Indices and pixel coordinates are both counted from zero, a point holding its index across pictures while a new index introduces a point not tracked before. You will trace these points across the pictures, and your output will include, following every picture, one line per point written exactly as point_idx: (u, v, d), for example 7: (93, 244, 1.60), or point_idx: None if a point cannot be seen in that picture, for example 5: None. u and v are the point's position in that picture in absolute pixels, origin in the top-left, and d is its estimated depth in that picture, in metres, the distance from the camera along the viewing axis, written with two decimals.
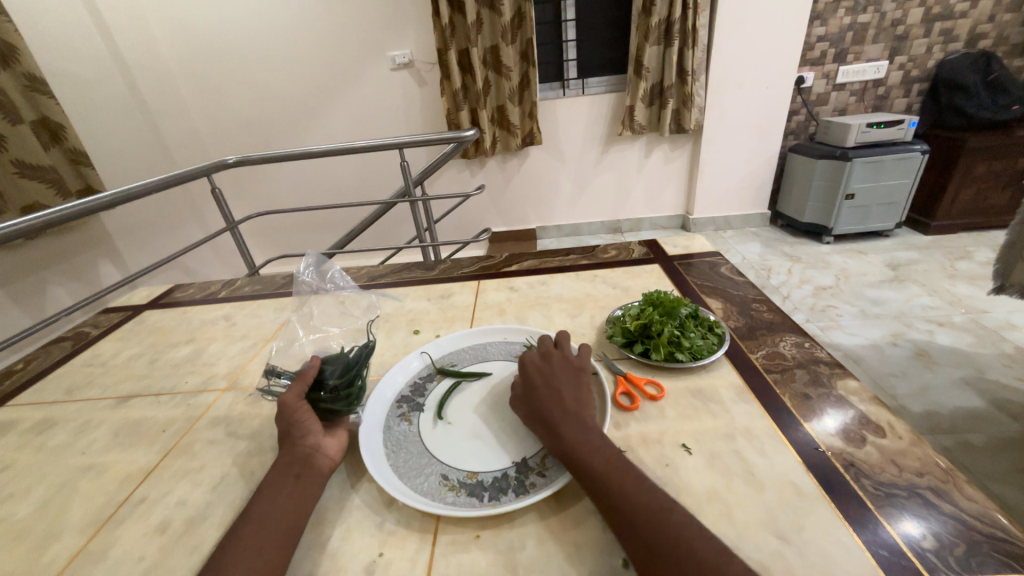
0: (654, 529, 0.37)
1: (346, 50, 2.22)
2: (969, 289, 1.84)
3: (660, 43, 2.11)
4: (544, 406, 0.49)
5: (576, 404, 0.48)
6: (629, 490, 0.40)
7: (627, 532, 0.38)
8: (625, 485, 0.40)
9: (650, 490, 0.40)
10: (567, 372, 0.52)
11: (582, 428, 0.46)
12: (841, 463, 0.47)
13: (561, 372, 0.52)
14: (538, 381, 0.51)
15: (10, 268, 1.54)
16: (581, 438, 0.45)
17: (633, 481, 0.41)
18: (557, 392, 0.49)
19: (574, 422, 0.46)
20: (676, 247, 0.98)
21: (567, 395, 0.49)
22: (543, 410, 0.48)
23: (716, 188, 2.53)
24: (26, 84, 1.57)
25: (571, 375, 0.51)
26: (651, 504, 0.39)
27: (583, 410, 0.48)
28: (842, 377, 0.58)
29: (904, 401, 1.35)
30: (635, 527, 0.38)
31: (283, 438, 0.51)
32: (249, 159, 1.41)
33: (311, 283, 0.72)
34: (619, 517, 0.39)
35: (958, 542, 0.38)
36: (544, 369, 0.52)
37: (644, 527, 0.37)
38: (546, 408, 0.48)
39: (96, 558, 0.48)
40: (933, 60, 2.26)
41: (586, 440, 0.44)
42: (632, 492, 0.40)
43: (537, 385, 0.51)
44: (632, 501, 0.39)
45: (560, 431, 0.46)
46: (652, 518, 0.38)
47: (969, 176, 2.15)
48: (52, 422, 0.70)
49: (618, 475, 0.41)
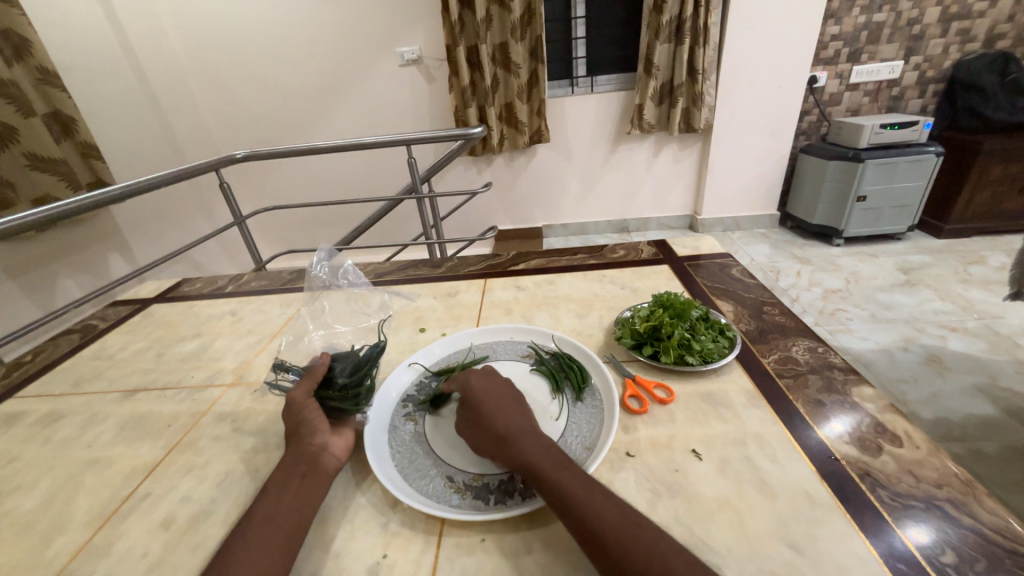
0: (624, 545, 0.36)
1: (355, 46, 2.22)
2: (983, 294, 1.81)
3: (670, 41, 2.09)
4: (490, 418, 0.47)
5: (523, 420, 0.47)
6: (596, 504, 0.39)
7: (595, 549, 0.37)
8: (591, 497, 0.40)
9: (617, 504, 0.39)
10: (509, 389, 0.51)
11: (535, 441, 0.45)
12: (856, 472, 0.45)
13: (505, 389, 0.51)
14: (482, 392, 0.50)
15: (23, 259, 1.55)
16: (536, 453, 0.44)
17: (598, 496, 0.40)
18: (504, 405, 0.49)
19: (528, 439, 0.45)
20: (685, 248, 0.97)
21: (510, 410, 0.48)
22: (488, 422, 0.47)
23: (725, 188, 2.50)
24: (39, 78, 1.59)
25: (511, 392, 0.51)
26: (621, 517, 0.38)
27: (531, 425, 0.47)
28: (857, 383, 0.57)
29: (915, 407, 1.33)
30: (603, 543, 0.37)
31: (291, 435, 0.51)
32: (257, 153, 1.40)
33: (324, 278, 0.72)
34: (587, 532, 0.38)
35: (978, 557, 0.37)
36: (489, 381, 0.52)
37: (614, 543, 0.36)
38: (491, 421, 0.47)
39: (100, 554, 0.47)
40: (950, 60, 2.22)
41: (541, 456, 0.43)
42: (599, 507, 0.39)
43: (481, 396, 0.50)
44: (601, 514, 0.38)
45: (511, 446, 0.45)
46: (622, 534, 0.37)
47: (984, 179, 2.11)
48: (60, 415, 0.70)
49: (584, 489, 0.40)
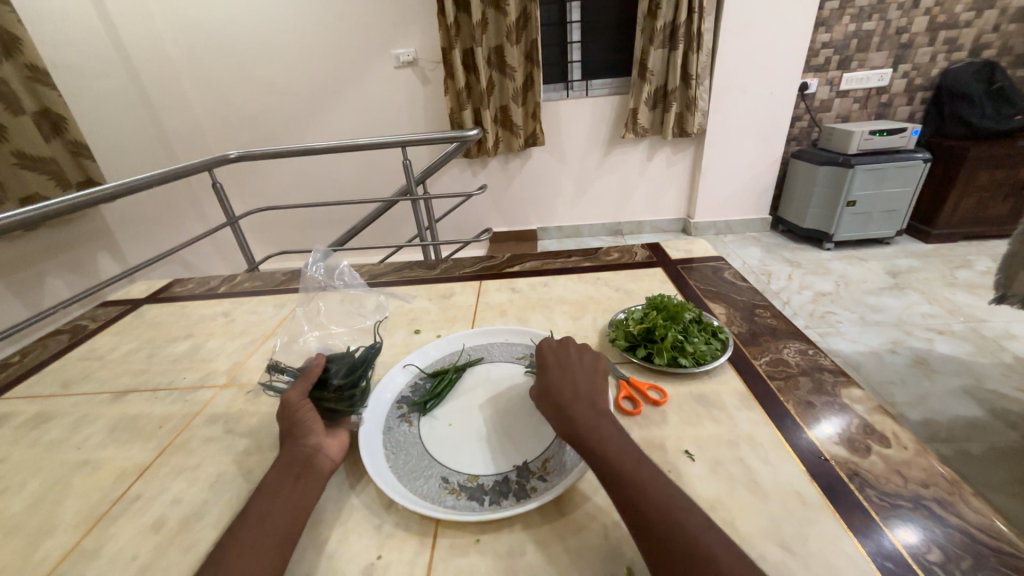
0: (666, 524, 0.36)
1: (350, 48, 2.22)
2: (969, 298, 1.84)
3: (664, 46, 2.11)
4: (555, 385, 0.50)
5: (590, 390, 0.49)
6: (646, 482, 0.39)
7: (639, 524, 0.37)
8: (640, 476, 0.40)
9: (667, 487, 0.39)
10: (586, 361, 0.53)
11: (594, 411, 0.46)
12: (846, 473, 0.46)
13: (580, 360, 0.53)
14: (552, 364, 0.53)
15: (10, 259, 1.53)
16: (593, 422, 0.45)
17: (649, 475, 0.40)
18: (572, 374, 0.51)
19: (588, 408, 0.47)
20: (678, 251, 0.98)
21: (578, 379, 0.50)
22: (552, 389, 0.50)
23: (718, 192, 2.53)
24: (29, 75, 1.57)
25: (586, 362, 0.53)
26: (667, 498, 0.38)
27: (597, 396, 0.49)
28: (846, 385, 0.58)
29: (904, 409, 1.35)
30: (648, 519, 0.37)
31: (285, 436, 0.50)
32: (251, 153, 1.39)
33: (320, 278, 0.71)
34: (632, 507, 0.38)
35: (964, 555, 0.38)
36: (561, 353, 0.55)
37: (659, 521, 0.37)
38: (557, 389, 0.50)
39: (89, 557, 0.47)
40: (937, 68, 2.26)
41: (597, 427, 0.45)
42: (649, 485, 0.39)
43: (550, 367, 0.53)
44: (649, 495, 0.38)
45: (570, 413, 0.47)
46: (668, 516, 0.37)
47: (971, 185, 2.15)
48: (48, 416, 0.69)
49: (635, 467, 0.41)
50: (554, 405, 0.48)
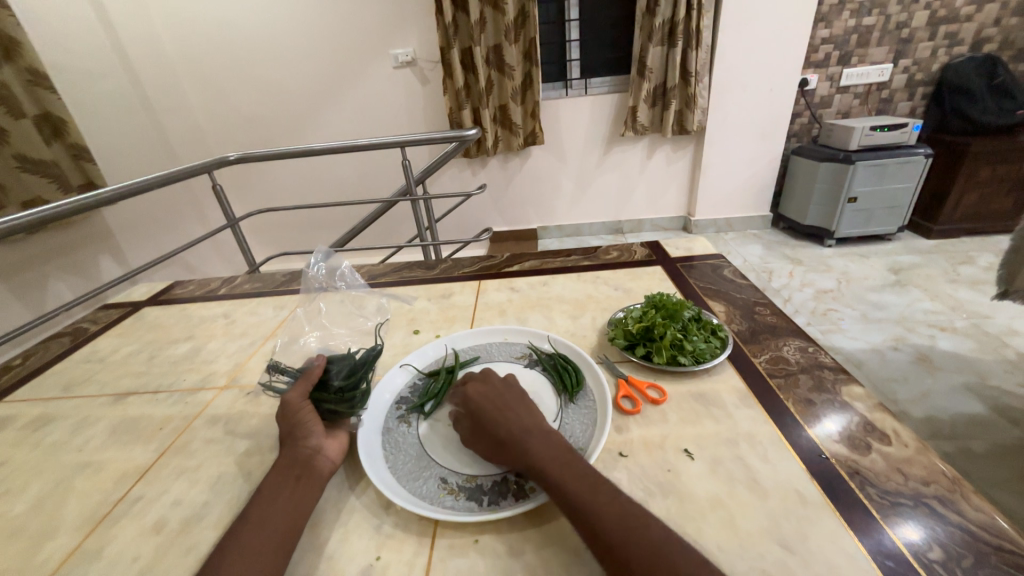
0: (633, 550, 0.36)
1: (349, 48, 2.22)
2: (972, 294, 1.83)
3: (663, 44, 2.11)
4: (497, 424, 0.46)
5: (532, 423, 0.46)
6: (603, 504, 0.39)
7: (604, 551, 0.37)
8: (597, 499, 0.39)
9: (625, 505, 0.39)
10: (514, 393, 0.50)
11: (545, 445, 0.44)
12: (846, 471, 0.46)
13: (511, 395, 0.50)
14: (486, 404, 0.49)
15: (12, 262, 1.53)
16: (544, 454, 0.43)
17: (605, 496, 0.40)
18: (510, 410, 0.48)
19: (536, 440, 0.45)
20: (678, 249, 0.97)
21: (518, 414, 0.47)
22: (499, 430, 0.46)
23: (718, 189, 2.52)
24: (29, 79, 1.57)
25: (516, 396, 0.50)
26: (629, 521, 0.38)
27: (539, 427, 0.46)
28: (847, 382, 0.58)
29: (906, 406, 1.34)
30: (611, 545, 0.37)
31: (285, 437, 0.50)
32: (250, 155, 1.39)
33: (321, 279, 0.72)
34: (596, 535, 0.38)
35: (965, 553, 0.38)
36: (488, 388, 0.51)
37: (621, 544, 0.36)
38: (498, 429, 0.46)
39: (90, 558, 0.47)
40: (938, 63, 2.25)
41: (552, 459, 0.43)
42: (605, 508, 0.39)
43: (483, 409, 0.48)
44: (607, 517, 0.38)
45: (520, 450, 0.44)
46: (629, 536, 0.37)
47: (973, 181, 2.14)
48: (49, 419, 0.70)
49: (591, 490, 0.40)
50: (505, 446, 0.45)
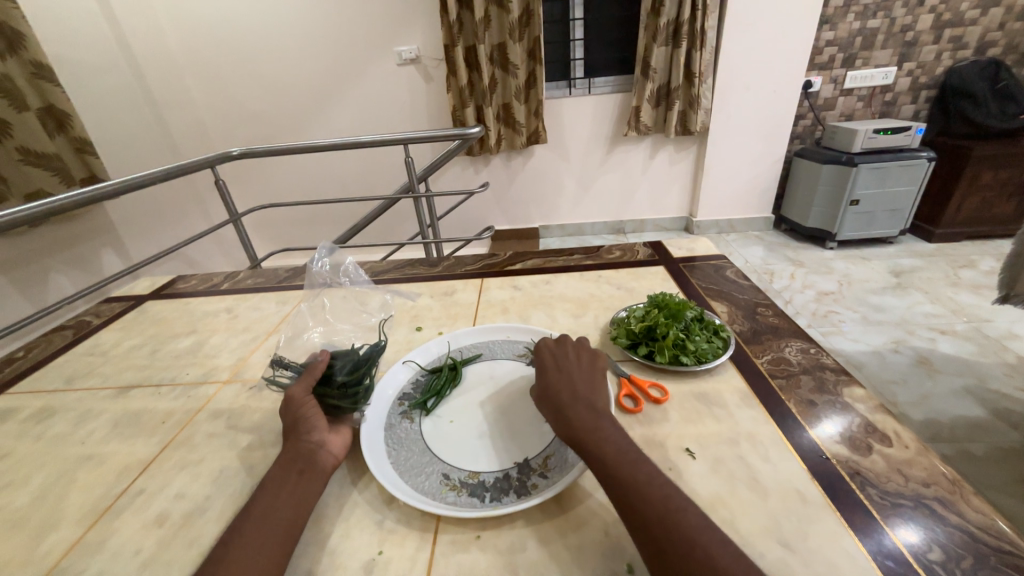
0: (666, 526, 0.36)
1: (353, 45, 2.22)
2: (973, 297, 1.83)
3: (667, 44, 2.10)
4: (553, 386, 0.50)
5: (587, 390, 0.49)
6: (644, 484, 0.39)
7: (639, 528, 0.37)
8: (637, 478, 0.40)
9: (665, 487, 0.39)
10: (583, 360, 0.54)
11: (591, 413, 0.46)
12: (847, 472, 0.46)
13: (580, 361, 0.53)
14: (551, 367, 0.53)
15: (14, 255, 1.54)
16: (590, 422, 0.45)
17: (645, 475, 0.40)
18: (569, 375, 0.51)
19: (586, 407, 0.47)
20: (680, 249, 0.97)
21: (576, 379, 0.51)
22: (551, 391, 0.50)
23: (721, 190, 2.52)
24: (33, 72, 1.57)
25: (584, 363, 0.53)
26: (665, 500, 0.38)
27: (595, 396, 0.49)
28: (848, 384, 0.58)
29: (906, 408, 1.34)
30: (648, 522, 0.37)
31: (288, 431, 0.51)
32: (254, 151, 1.39)
33: (325, 275, 0.72)
34: (632, 510, 0.38)
35: (964, 554, 0.38)
36: (559, 353, 0.55)
37: (658, 523, 0.36)
38: (555, 390, 0.50)
39: (93, 550, 0.47)
40: (943, 67, 2.25)
41: (596, 429, 0.45)
42: (646, 486, 0.39)
43: (550, 369, 0.53)
44: (648, 497, 0.38)
45: (567, 414, 0.47)
46: (667, 518, 0.37)
47: (975, 185, 2.14)
48: (52, 411, 0.70)
49: (632, 468, 0.41)
50: (553, 407, 0.49)
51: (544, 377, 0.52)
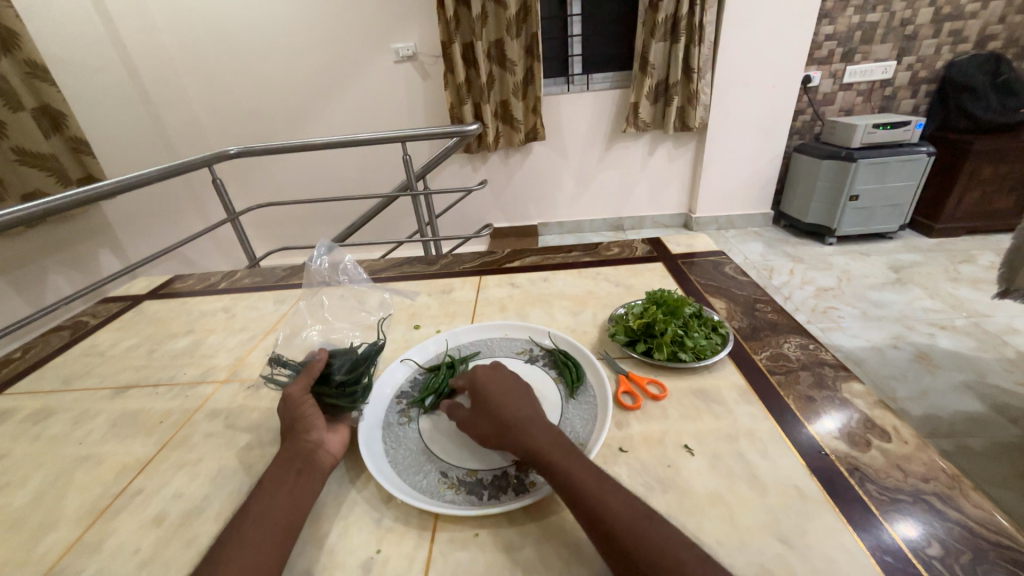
0: (638, 538, 0.36)
1: (349, 43, 2.21)
2: (972, 292, 1.83)
3: (665, 40, 2.09)
4: (501, 407, 0.47)
5: (534, 411, 0.47)
6: (610, 495, 0.39)
7: (607, 541, 0.37)
8: (604, 489, 0.39)
9: (630, 498, 0.39)
10: (518, 384, 0.51)
11: (546, 432, 0.45)
12: (846, 467, 0.46)
13: (516, 384, 0.51)
14: (493, 387, 0.50)
15: (11, 256, 1.53)
16: (549, 441, 0.44)
17: (609, 488, 0.40)
18: (514, 397, 0.49)
19: (540, 428, 0.45)
20: (679, 246, 0.97)
21: (522, 401, 0.49)
22: (499, 413, 0.47)
23: (720, 187, 2.52)
24: (27, 71, 1.56)
25: (521, 386, 0.51)
26: (633, 511, 0.38)
27: (541, 417, 0.47)
28: (847, 379, 0.58)
29: (905, 404, 1.34)
30: (617, 534, 0.36)
31: (287, 430, 0.50)
32: (251, 149, 1.38)
33: (324, 273, 0.71)
34: (600, 523, 0.37)
35: (964, 549, 0.38)
36: (496, 375, 0.52)
37: (627, 535, 0.36)
38: (504, 411, 0.47)
39: (91, 551, 0.47)
40: (942, 61, 2.24)
41: (556, 447, 0.43)
42: (612, 499, 0.39)
43: (493, 390, 0.50)
44: (615, 512, 0.37)
45: (524, 434, 0.45)
46: (635, 527, 0.36)
47: (975, 179, 2.14)
48: (49, 412, 0.70)
49: (597, 480, 0.40)
50: (503, 430, 0.46)
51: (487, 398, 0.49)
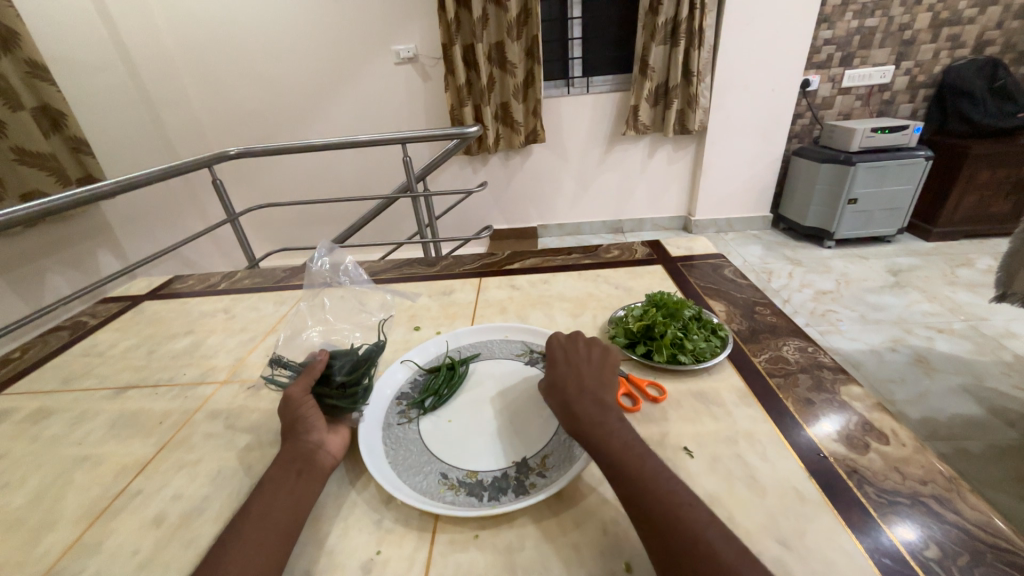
0: (672, 519, 0.36)
1: (350, 44, 2.21)
2: (970, 296, 1.84)
3: (665, 43, 2.10)
4: (561, 381, 0.51)
5: (597, 384, 0.50)
6: (650, 477, 0.40)
7: (642, 519, 0.37)
8: (643, 472, 0.40)
9: (669, 482, 0.39)
10: (595, 354, 0.54)
11: (598, 407, 0.47)
12: (844, 470, 0.46)
13: (590, 356, 0.54)
14: (562, 361, 0.54)
15: (10, 255, 1.53)
16: (597, 416, 0.45)
17: (651, 468, 0.41)
18: (578, 370, 0.52)
19: (594, 402, 0.47)
20: (679, 248, 0.97)
21: (586, 374, 0.51)
22: (560, 384, 0.50)
23: (719, 190, 2.52)
24: (28, 71, 1.56)
25: (594, 358, 0.53)
26: (669, 494, 0.38)
27: (603, 390, 0.49)
28: (846, 382, 0.58)
29: (903, 407, 1.35)
30: (651, 515, 0.37)
31: (286, 431, 0.51)
32: (252, 150, 1.38)
33: (325, 274, 0.72)
34: (636, 504, 0.38)
35: (961, 552, 0.38)
36: (569, 349, 0.55)
37: (661, 515, 0.37)
38: (564, 384, 0.50)
39: (90, 551, 0.47)
40: (940, 66, 2.25)
41: (602, 422, 0.45)
42: (650, 479, 0.39)
43: (560, 363, 0.53)
44: (653, 492, 0.38)
45: (574, 408, 0.47)
46: (670, 511, 0.37)
47: (973, 183, 2.15)
48: (48, 412, 0.70)
49: (638, 461, 0.41)
50: (560, 399, 0.49)
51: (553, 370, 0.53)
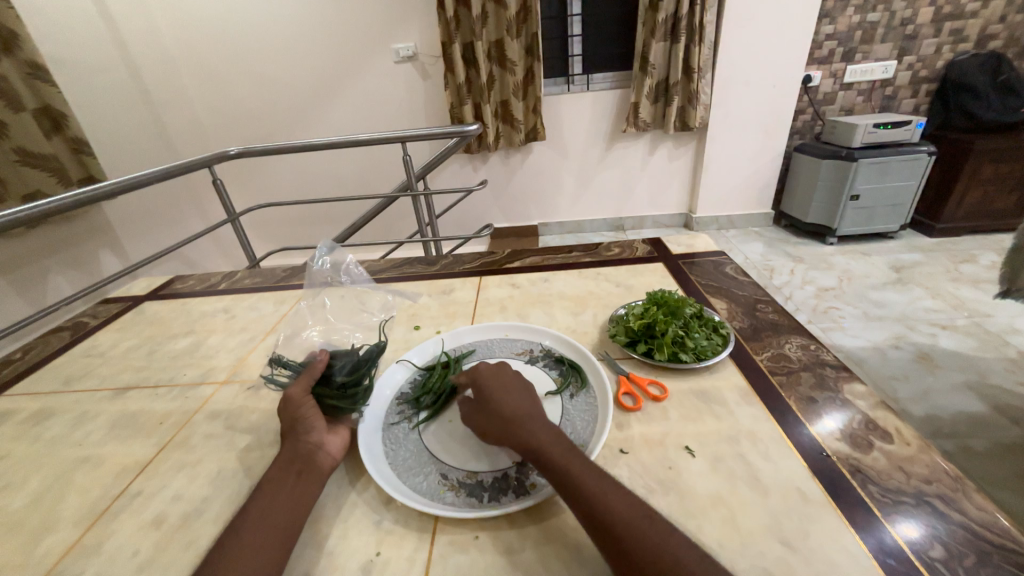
0: (636, 536, 0.36)
1: (349, 43, 2.21)
2: (974, 292, 1.83)
3: (666, 40, 2.09)
4: (504, 405, 0.46)
5: (535, 410, 0.46)
6: (609, 493, 0.39)
7: (607, 541, 0.36)
8: (604, 490, 0.39)
9: (629, 496, 0.39)
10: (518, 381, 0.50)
11: (547, 429, 0.44)
12: (848, 469, 0.46)
13: (515, 382, 0.50)
14: (492, 386, 0.48)
15: (12, 257, 1.53)
16: (550, 438, 0.43)
17: (610, 485, 0.40)
18: (515, 393, 0.48)
19: (541, 424, 0.45)
20: (679, 246, 0.97)
21: (524, 398, 0.48)
22: (502, 410, 0.46)
23: (720, 187, 2.51)
24: (29, 72, 1.56)
25: (521, 383, 0.50)
26: (632, 509, 0.38)
27: (542, 413, 0.46)
28: (848, 380, 0.58)
29: (906, 404, 1.34)
30: (616, 535, 0.36)
31: (286, 432, 0.50)
32: (251, 149, 1.38)
33: (326, 274, 0.71)
34: (598, 523, 0.37)
35: (967, 552, 0.38)
36: (498, 372, 0.50)
37: (626, 533, 0.36)
38: (507, 408, 0.46)
39: (90, 553, 0.47)
40: (943, 60, 2.23)
41: (556, 444, 0.42)
42: (611, 496, 0.38)
43: (494, 387, 0.48)
44: (615, 509, 0.37)
45: (525, 432, 0.43)
46: (635, 529, 0.36)
47: (976, 179, 2.13)
48: (49, 413, 0.70)
49: (597, 479, 0.40)
50: (501, 426, 0.45)
51: (488, 394, 0.48)
